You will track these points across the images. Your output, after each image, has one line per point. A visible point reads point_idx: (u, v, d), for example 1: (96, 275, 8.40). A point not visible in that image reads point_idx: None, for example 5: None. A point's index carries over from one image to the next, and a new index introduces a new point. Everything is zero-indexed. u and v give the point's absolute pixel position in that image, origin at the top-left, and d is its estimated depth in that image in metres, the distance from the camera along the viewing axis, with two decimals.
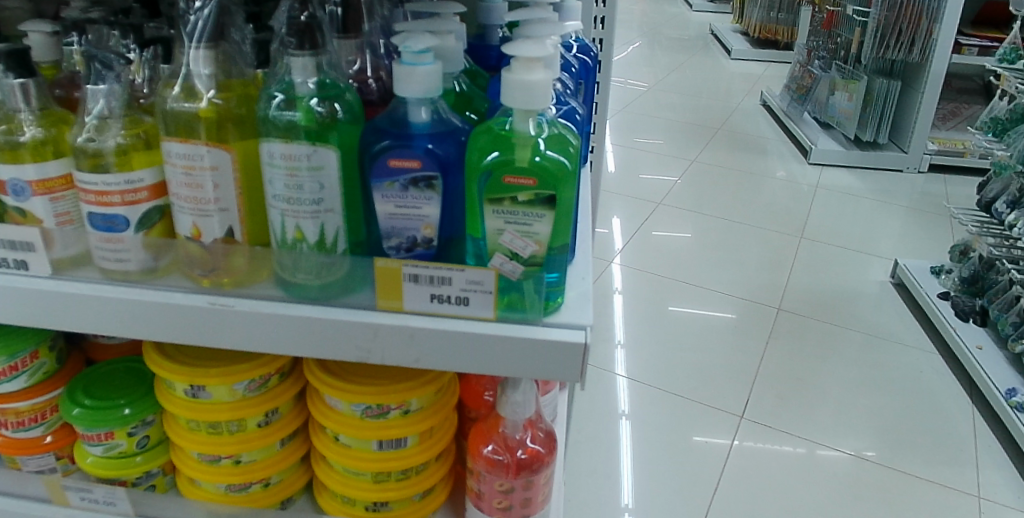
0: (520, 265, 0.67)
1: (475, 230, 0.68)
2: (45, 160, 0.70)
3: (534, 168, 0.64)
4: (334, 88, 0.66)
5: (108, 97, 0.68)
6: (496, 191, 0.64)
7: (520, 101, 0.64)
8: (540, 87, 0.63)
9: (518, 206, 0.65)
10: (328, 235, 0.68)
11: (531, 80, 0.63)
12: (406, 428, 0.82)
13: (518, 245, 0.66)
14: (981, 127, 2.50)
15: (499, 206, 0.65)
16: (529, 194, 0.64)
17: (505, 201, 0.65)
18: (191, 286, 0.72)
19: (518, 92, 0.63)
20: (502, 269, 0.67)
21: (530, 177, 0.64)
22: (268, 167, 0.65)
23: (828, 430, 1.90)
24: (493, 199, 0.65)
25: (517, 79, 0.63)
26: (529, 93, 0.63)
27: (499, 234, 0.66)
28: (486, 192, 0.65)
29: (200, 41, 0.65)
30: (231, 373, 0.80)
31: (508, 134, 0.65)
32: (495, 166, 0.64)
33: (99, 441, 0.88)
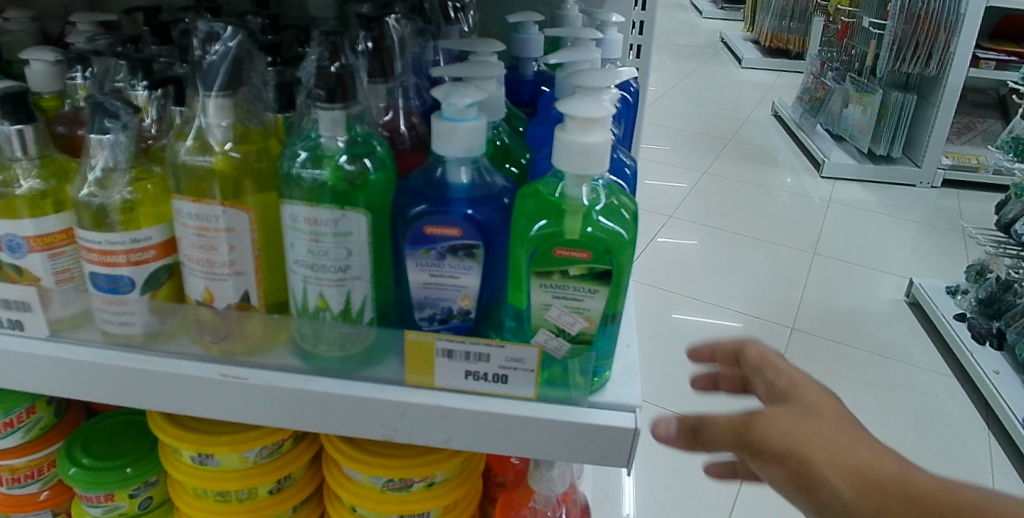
0: (566, 342, 0.62)
1: (518, 303, 0.62)
2: (44, 215, 0.64)
3: (587, 241, 0.58)
4: (365, 144, 0.60)
5: (113, 149, 0.61)
6: (544, 263, 0.59)
7: (575, 163, 0.57)
8: (598, 150, 0.57)
9: (569, 280, 0.59)
10: (354, 303, 0.61)
11: (589, 142, 0.56)
12: (430, 502, 0.75)
13: (567, 322, 0.60)
14: (1002, 146, 2.41)
15: (547, 280, 0.59)
16: (582, 268, 0.58)
17: (554, 274, 0.59)
18: (199, 352, 0.66)
19: (572, 154, 0.57)
20: (546, 345, 0.62)
21: (584, 249, 0.58)
22: (290, 230, 0.59)
23: None
24: (541, 272, 0.59)
25: (572, 140, 0.56)
26: (586, 156, 0.56)
27: (546, 309, 0.60)
28: (534, 265, 0.59)
29: (214, 89, 0.58)
30: (243, 440, 0.73)
31: (558, 198, 0.59)
32: (544, 238, 0.58)
33: (99, 502, 0.81)
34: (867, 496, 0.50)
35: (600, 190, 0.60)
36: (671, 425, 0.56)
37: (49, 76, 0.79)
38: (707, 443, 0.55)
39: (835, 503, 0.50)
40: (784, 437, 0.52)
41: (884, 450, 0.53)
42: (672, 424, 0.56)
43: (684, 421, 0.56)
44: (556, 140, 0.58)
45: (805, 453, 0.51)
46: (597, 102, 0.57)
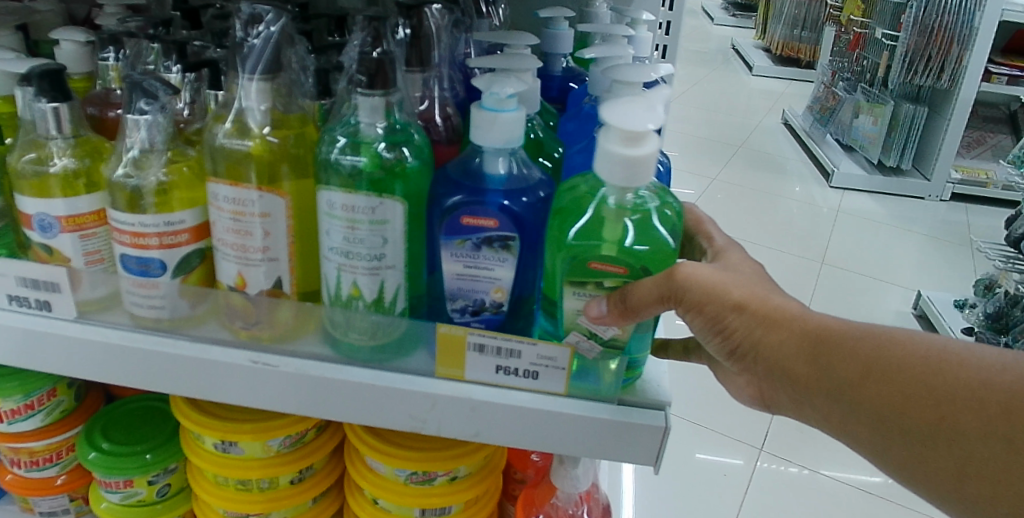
0: (598, 345, 0.60)
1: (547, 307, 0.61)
2: (76, 195, 0.63)
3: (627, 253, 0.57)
4: (403, 131, 0.60)
5: (151, 129, 0.61)
6: (581, 271, 0.58)
7: (619, 176, 0.56)
8: (645, 163, 0.55)
9: (602, 292, 0.58)
10: (387, 293, 0.61)
11: (635, 156, 0.55)
12: (453, 496, 0.75)
13: (601, 329, 0.59)
14: (1013, 161, 2.41)
15: (580, 289, 0.58)
16: (617, 281, 0.58)
17: (588, 285, 0.58)
18: (228, 337, 0.65)
19: (618, 167, 0.55)
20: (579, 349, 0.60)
21: (620, 264, 0.58)
22: (326, 217, 0.58)
23: (844, 460, 1.78)
24: (575, 281, 0.58)
25: (618, 155, 0.55)
26: (632, 169, 0.55)
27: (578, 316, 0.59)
28: (568, 274, 0.58)
29: (255, 72, 0.58)
30: (267, 429, 0.73)
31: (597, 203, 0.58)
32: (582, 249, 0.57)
33: (118, 488, 0.81)
34: (773, 332, 0.57)
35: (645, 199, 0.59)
36: (602, 304, 0.57)
37: (79, 56, 0.79)
38: (637, 308, 0.56)
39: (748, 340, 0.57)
40: (701, 284, 0.56)
41: (789, 298, 0.60)
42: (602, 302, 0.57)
43: (614, 299, 0.57)
44: (602, 149, 0.56)
45: (718, 298, 0.57)
46: (648, 113, 0.55)
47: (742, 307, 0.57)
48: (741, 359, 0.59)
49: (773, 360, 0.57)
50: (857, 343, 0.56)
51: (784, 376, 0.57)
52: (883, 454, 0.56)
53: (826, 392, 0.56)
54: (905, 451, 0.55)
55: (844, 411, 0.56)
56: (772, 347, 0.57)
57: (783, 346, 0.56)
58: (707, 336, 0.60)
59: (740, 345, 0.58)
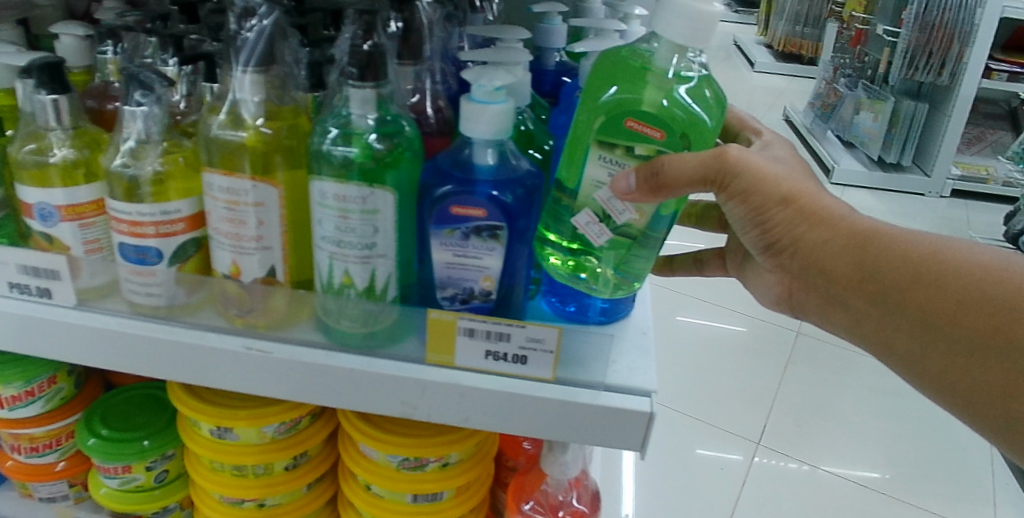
0: (606, 232, 0.62)
1: (571, 174, 0.63)
2: (75, 185, 0.65)
3: (666, 123, 0.59)
4: (394, 124, 0.61)
5: (147, 120, 0.62)
6: (613, 134, 0.60)
7: (682, 31, 0.58)
8: (709, 21, 0.58)
9: (630, 157, 0.60)
10: (378, 281, 0.62)
11: (706, 8, 0.57)
12: (444, 482, 0.76)
13: (617, 211, 0.61)
14: (1012, 157, 2.42)
15: (609, 152, 0.60)
16: (650, 148, 0.60)
17: (618, 148, 0.60)
18: (223, 325, 0.67)
19: (684, 21, 0.58)
20: (586, 229, 0.62)
21: (657, 130, 0.59)
22: (318, 206, 0.60)
23: (841, 456, 1.79)
24: (606, 142, 0.60)
25: (691, 5, 0.57)
26: (697, 26, 0.57)
27: (598, 187, 0.61)
28: (602, 133, 0.60)
29: (248, 65, 0.59)
30: (261, 416, 0.74)
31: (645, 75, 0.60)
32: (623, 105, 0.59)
33: (116, 474, 0.83)
34: (818, 230, 0.64)
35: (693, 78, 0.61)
36: (631, 178, 0.58)
37: (80, 50, 0.81)
38: (671, 186, 0.58)
39: (792, 237, 0.65)
40: (756, 180, 0.63)
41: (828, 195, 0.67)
42: (631, 176, 0.58)
43: (643, 171, 0.58)
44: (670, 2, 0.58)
45: (771, 194, 0.63)
46: None
47: (790, 205, 0.63)
48: (778, 251, 0.67)
49: (812, 256, 0.64)
50: (888, 235, 0.63)
51: (819, 266, 0.65)
52: (892, 344, 0.65)
53: (857, 285, 0.64)
54: (910, 344, 0.64)
55: (868, 303, 0.64)
56: (815, 242, 0.64)
57: (823, 236, 0.64)
58: (750, 228, 0.67)
59: (782, 239, 0.65)
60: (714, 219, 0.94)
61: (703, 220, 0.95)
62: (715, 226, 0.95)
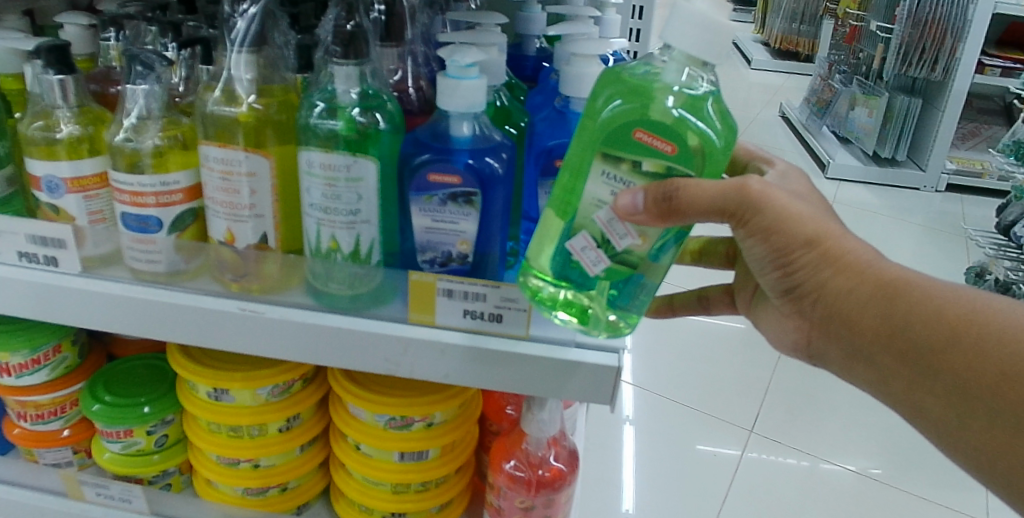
0: (604, 258, 0.58)
1: (567, 193, 0.59)
2: (80, 158, 0.70)
3: (680, 134, 0.55)
4: (376, 98, 0.66)
5: (148, 97, 0.67)
6: (618, 147, 0.55)
7: (693, 39, 0.54)
8: (724, 32, 0.54)
9: (637, 174, 0.56)
10: (363, 246, 0.66)
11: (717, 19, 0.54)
12: (429, 441, 0.81)
13: (617, 235, 0.56)
14: (1003, 150, 2.48)
15: (614, 168, 0.56)
16: (656, 163, 0.55)
17: (623, 165, 0.56)
18: (220, 289, 0.72)
19: (693, 27, 0.54)
20: (581, 256, 0.58)
21: (668, 144, 0.55)
22: (306, 175, 0.64)
23: (835, 446, 1.82)
24: (611, 157, 0.56)
25: (700, 15, 0.54)
26: (709, 36, 0.54)
27: (599, 207, 0.57)
28: (608, 147, 0.56)
29: (242, 46, 0.64)
30: (254, 378, 0.79)
31: (651, 86, 0.56)
32: (629, 117, 0.55)
33: (118, 438, 0.88)
34: (843, 276, 0.61)
35: (705, 88, 0.57)
36: (638, 196, 0.54)
37: (83, 39, 0.85)
38: (682, 209, 0.54)
39: (816, 282, 0.61)
40: (778, 219, 0.59)
41: (857, 237, 0.63)
42: (638, 194, 0.54)
43: (654, 189, 0.54)
44: (681, 7, 0.55)
45: (795, 235, 0.60)
46: None
47: (814, 248, 0.60)
48: (800, 294, 0.64)
49: (837, 303, 0.61)
50: (921, 287, 0.60)
51: (843, 313, 0.62)
52: (917, 402, 0.61)
53: (881, 334, 0.61)
54: (933, 402, 0.60)
55: (892, 356, 0.61)
56: (840, 289, 0.61)
57: (847, 282, 0.61)
58: (770, 268, 0.63)
59: (806, 283, 0.62)
60: (718, 256, 0.86)
61: (708, 257, 0.86)
62: (719, 264, 0.86)
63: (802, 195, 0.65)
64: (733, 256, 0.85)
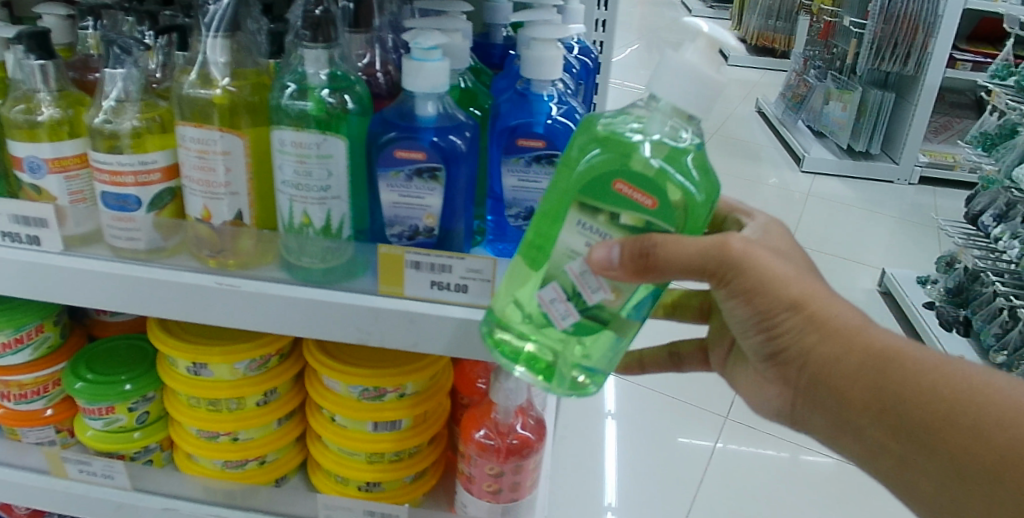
0: (574, 311, 0.58)
1: (542, 241, 0.59)
2: (61, 140, 0.73)
3: (658, 188, 0.55)
4: (345, 80, 0.69)
5: (125, 81, 0.70)
6: (597, 197, 0.56)
7: (681, 95, 0.55)
8: (713, 89, 0.55)
9: (615, 226, 0.56)
10: (334, 221, 0.70)
11: (709, 75, 0.54)
12: (401, 411, 0.85)
13: (589, 289, 0.57)
14: (971, 142, 2.57)
15: (592, 218, 0.57)
16: (633, 216, 0.56)
17: (600, 215, 0.56)
18: (198, 266, 0.75)
19: (683, 82, 0.55)
20: (551, 307, 0.58)
21: (648, 197, 0.55)
22: (279, 153, 0.68)
23: None
24: (589, 207, 0.56)
25: (689, 69, 0.54)
26: (698, 93, 0.55)
27: (571, 257, 0.57)
28: (587, 198, 0.56)
29: (217, 30, 0.68)
30: (232, 352, 0.83)
31: (634, 138, 0.56)
32: (610, 170, 0.55)
33: (100, 415, 0.91)
34: (830, 343, 0.59)
35: (688, 140, 0.56)
36: (613, 251, 0.55)
37: (61, 28, 0.88)
38: (656, 266, 0.55)
39: (802, 346, 0.61)
40: (763, 282, 0.59)
41: (843, 300, 0.62)
42: (614, 248, 0.55)
43: (628, 245, 0.55)
44: (671, 60, 0.55)
45: (780, 299, 0.59)
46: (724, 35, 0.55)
47: (800, 312, 0.59)
48: (787, 360, 0.63)
49: (824, 369, 0.60)
50: (910, 356, 0.59)
51: (830, 381, 0.60)
52: (905, 472, 0.60)
53: (870, 402, 0.59)
54: (923, 474, 0.59)
55: (881, 425, 0.59)
56: (827, 356, 0.60)
57: (833, 350, 0.59)
58: (755, 331, 0.62)
59: (791, 347, 0.61)
60: (691, 310, 0.81)
61: (681, 310, 0.81)
62: (693, 319, 0.81)
63: (785, 255, 0.64)
64: (707, 309, 0.81)
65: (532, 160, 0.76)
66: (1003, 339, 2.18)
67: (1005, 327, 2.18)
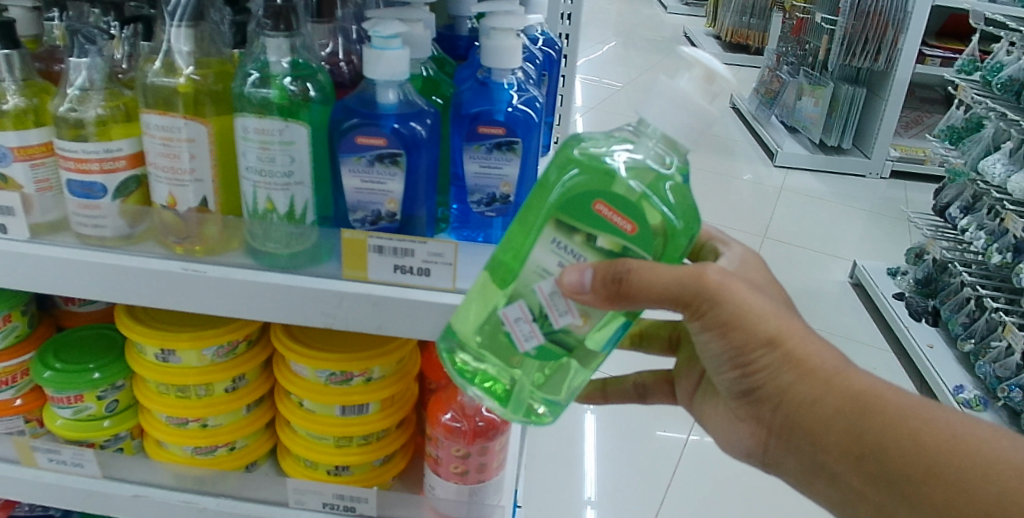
0: (538, 336, 0.58)
1: (512, 257, 0.59)
2: (26, 129, 0.73)
3: (638, 214, 0.56)
4: (307, 69, 0.71)
5: (89, 69, 0.72)
6: (576, 217, 0.56)
7: (677, 123, 0.56)
8: (707, 123, 0.57)
9: (591, 247, 0.57)
10: (297, 207, 0.71)
11: (706, 108, 0.56)
12: (368, 395, 0.87)
13: (557, 312, 0.57)
14: (939, 136, 2.63)
15: (568, 238, 0.57)
16: (609, 239, 0.57)
17: (576, 236, 0.57)
18: (164, 252, 0.76)
19: (679, 111, 0.56)
20: (515, 327, 0.58)
21: (627, 222, 0.56)
22: (242, 140, 0.69)
23: None
24: (567, 226, 0.57)
25: (684, 100, 0.56)
26: (693, 125, 0.56)
27: (542, 277, 0.58)
28: (567, 216, 0.57)
29: (181, 20, 0.70)
30: (200, 338, 0.84)
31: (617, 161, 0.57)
32: (592, 191, 0.56)
33: (69, 404, 0.92)
34: (809, 386, 0.59)
35: (672, 168, 0.58)
36: (586, 275, 0.55)
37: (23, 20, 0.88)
38: (628, 294, 0.55)
39: (781, 388, 0.60)
40: (739, 319, 0.58)
41: (822, 341, 0.62)
42: (587, 272, 0.55)
43: (601, 269, 0.55)
44: (666, 89, 0.57)
45: (758, 340, 0.59)
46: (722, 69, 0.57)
47: (779, 351, 0.59)
48: (761, 397, 0.62)
49: (803, 413, 0.60)
50: (891, 401, 0.59)
51: (807, 423, 0.60)
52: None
53: (849, 447, 0.59)
54: None
55: (859, 470, 0.60)
56: (806, 399, 0.60)
57: (813, 393, 0.59)
58: (730, 368, 0.62)
59: (768, 387, 0.61)
60: (659, 341, 0.81)
61: (648, 340, 0.81)
62: (660, 350, 0.81)
63: (762, 289, 0.64)
64: (675, 341, 0.80)
65: (493, 147, 0.78)
66: (971, 328, 2.20)
67: (971, 316, 2.22)
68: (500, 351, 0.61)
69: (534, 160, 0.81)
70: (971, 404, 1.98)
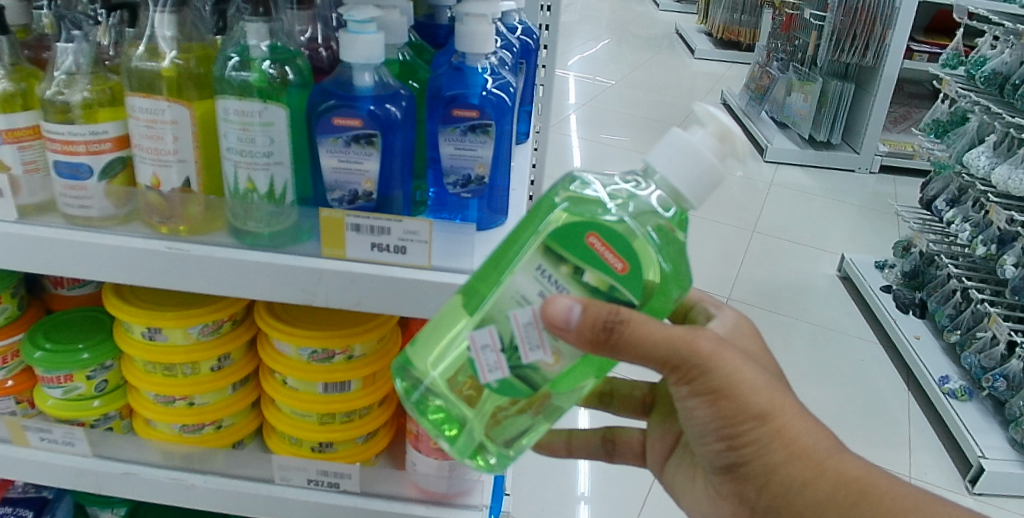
0: (504, 370, 0.56)
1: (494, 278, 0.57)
2: (14, 112, 0.76)
3: (632, 255, 0.54)
4: (286, 53, 0.74)
5: (76, 54, 0.75)
6: (567, 245, 0.54)
7: (685, 175, 0.54)
8: (713, 183, 0.55)
9: (576, 283, 0.55)
10: (277, 186, 0.74)
11: (716, 166, 0.54)
12: (350, 372, 0.89)
13: (528, 345, 0.55)
14: (925, 129, 2.66)
15: (555, 269, 0.55)
16: (596, 276, 0.55)
17: (562, 267, 0.55)
18: (150, 232, 0.79)
19: (688, 161, 0.54)
20: (481, 355, 0.56)
21: (619, 263, 0.54)
22: (223, 122, 0.71)
23: None
24: (555, 256, 0.55)
25: (698, 154, 0.54)
26: (700, 182, 0.54)
27: (519, 304, 0.55)
28: (557, 245, 0.54)
29: (164, 6, 0.73)
30: (186, 317, 0.87)
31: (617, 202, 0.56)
32: (590, 223, 0.54)
33: (59, 384, 0.94)
34: (802, 469, 0.61)
35: (671, 216, 0.56)
36: (576, 307, 0.52)
37: None
38: (617, 338, 0.53)
39: (773, 469, 0.61)
40: (731, 386, 0.59)
41: (815, 421, 0.63)
42: (577, 307, 0.52)
43: (594, 310, 0.52)
44: (678, 138, 0.55)
45: (751, 415, 0.60)
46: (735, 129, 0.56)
47: (773, 429, 0.60)
48: (745, 474, 0.64)
49: (791, 495, 0.61)
50: (881, 490, 0.61)
51: (793, 505, 0.61)
52: None
53: None
54: None
55: None
56: (797, 483, 0.61)
57: (805, 478, 0.60)
58: (716, 439, 0.63)
59: (759, 465, 0.62)
60: (629, 401, 0.82)
61: (619, 399, 0.82)
62: (632, 412, 0.82)
63: (756, 358, 0.65)
64: (648, 403, 0.81)
65: (467, 130, 0.81)
66: (957, 319, 2.23)
67: (958, 308, 2.25)
68: (460, 381, 0.59)
69: (507, 144, 0.84)
70: (957, 394, 1.98)
